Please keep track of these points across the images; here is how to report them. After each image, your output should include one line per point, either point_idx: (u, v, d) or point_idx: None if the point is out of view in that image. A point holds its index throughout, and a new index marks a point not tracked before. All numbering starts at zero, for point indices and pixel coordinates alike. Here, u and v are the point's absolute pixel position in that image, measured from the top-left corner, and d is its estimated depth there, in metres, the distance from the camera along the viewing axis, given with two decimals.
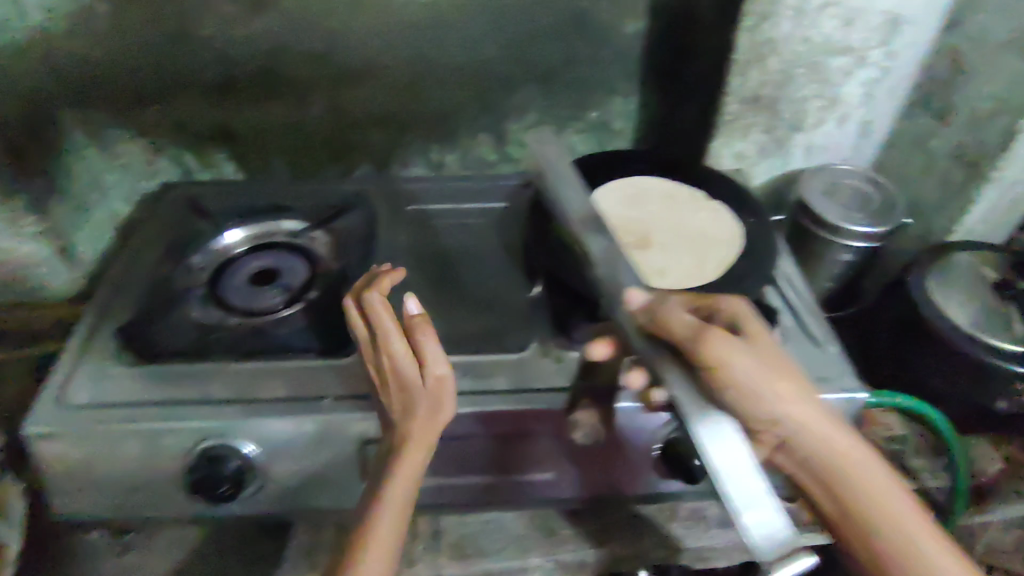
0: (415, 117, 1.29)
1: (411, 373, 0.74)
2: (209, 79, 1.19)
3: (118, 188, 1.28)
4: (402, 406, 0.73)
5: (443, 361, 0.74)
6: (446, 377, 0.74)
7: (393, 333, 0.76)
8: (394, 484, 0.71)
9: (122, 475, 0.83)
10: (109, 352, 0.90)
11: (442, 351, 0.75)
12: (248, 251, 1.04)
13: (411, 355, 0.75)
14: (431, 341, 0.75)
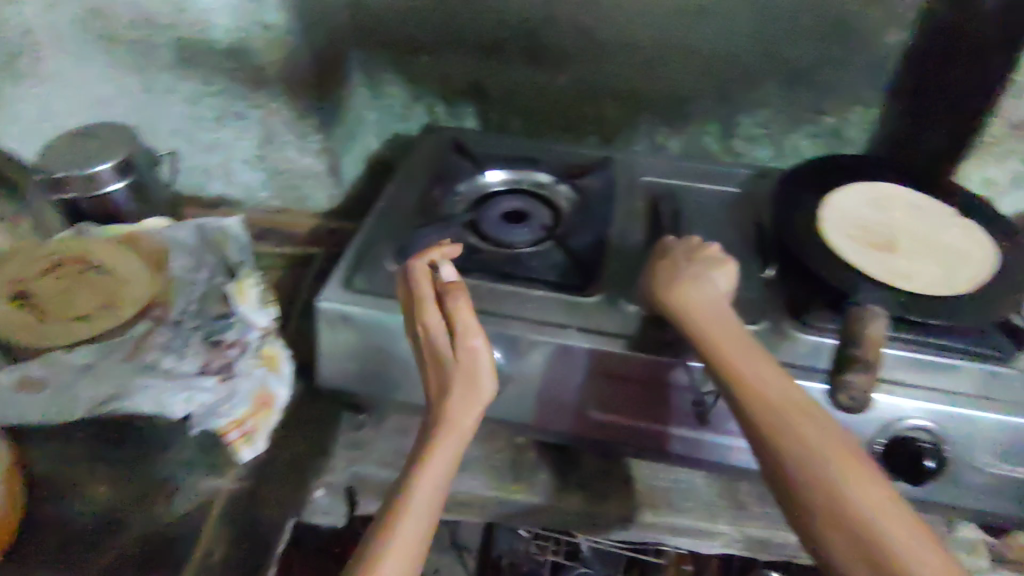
0: (653, 98, 1.35)
1: (449, 349, 0.82)
2: (479, 37, 1.32)
3: (379, 125, 1.47)
4: (444, 381, 0.81)
5: (478, 334, 0.82)
6: (481, 349, 0.81)
7: (430, 307, 0.84)
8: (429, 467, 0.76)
9: (386, 355, 0.96)
10: (386, 254, 1.04)
11: (476, 324, 0.83)
12: (502, 194, 1.16)
13: (446, 326, 0.83)
14: (464, 309, 0.83)
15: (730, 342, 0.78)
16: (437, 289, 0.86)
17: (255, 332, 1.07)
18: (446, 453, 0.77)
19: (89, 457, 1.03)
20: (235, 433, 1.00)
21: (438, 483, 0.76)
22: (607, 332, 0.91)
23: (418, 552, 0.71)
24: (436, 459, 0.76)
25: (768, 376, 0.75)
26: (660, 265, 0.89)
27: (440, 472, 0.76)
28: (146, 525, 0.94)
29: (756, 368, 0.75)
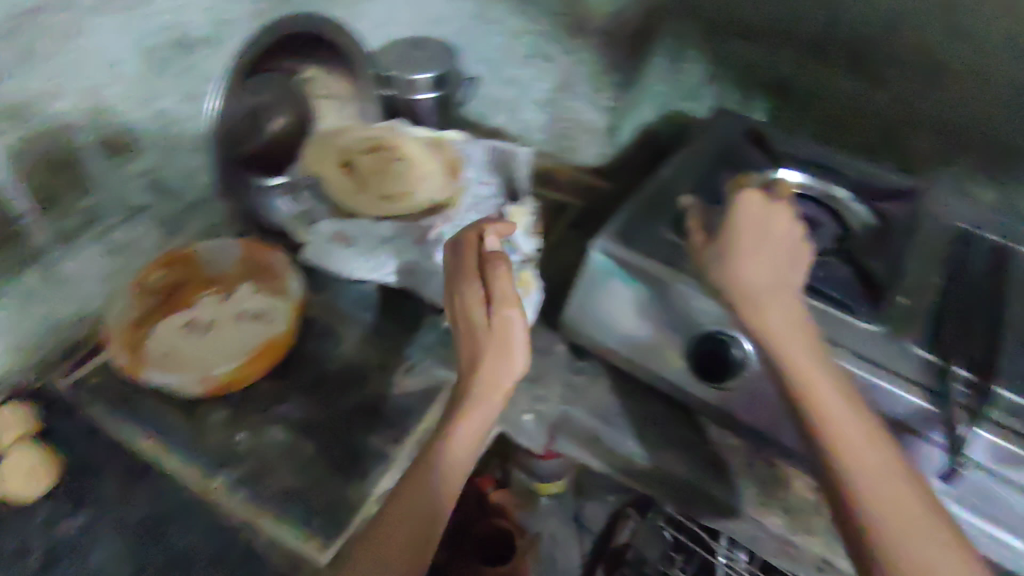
0: (985, 143, 1.20)
1: (481, 318, 0.88)
2: (806, 34, 1.24)
3: (665, 99, 1.43)
4: (470, 357, 0.87)
5: (511, 305, 0.88)
6: (511, 320, 0.87)
7: (470, 280, 0.91)
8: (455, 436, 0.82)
9: (641, 316, 0.98)
10: (660, 219, 1.04)
11: (513, 296, 0.88)
12: (793, 194, 1.12)
13: (483, 304, 0.89)
14: (505, 286, 0.89)
15: (802, 332, 0.77)
16: (474, 267, 0.93)
17: (518, 257, 1.10)
18: (465, 427, 0.83)
19: (350, 318, 1.20)
20: None
21: (462, 458, 0.82)
22: (881, 363, 0.86)
23: (453, 490, 0.81)
24: (465, 429, 0.83)
25: (805, 342, 0.77)
26: (733, 228, 0.83)
27: (466, 440, 0.82)
28: (383, 390, 1.08)
29: (789, 337, 0.77)
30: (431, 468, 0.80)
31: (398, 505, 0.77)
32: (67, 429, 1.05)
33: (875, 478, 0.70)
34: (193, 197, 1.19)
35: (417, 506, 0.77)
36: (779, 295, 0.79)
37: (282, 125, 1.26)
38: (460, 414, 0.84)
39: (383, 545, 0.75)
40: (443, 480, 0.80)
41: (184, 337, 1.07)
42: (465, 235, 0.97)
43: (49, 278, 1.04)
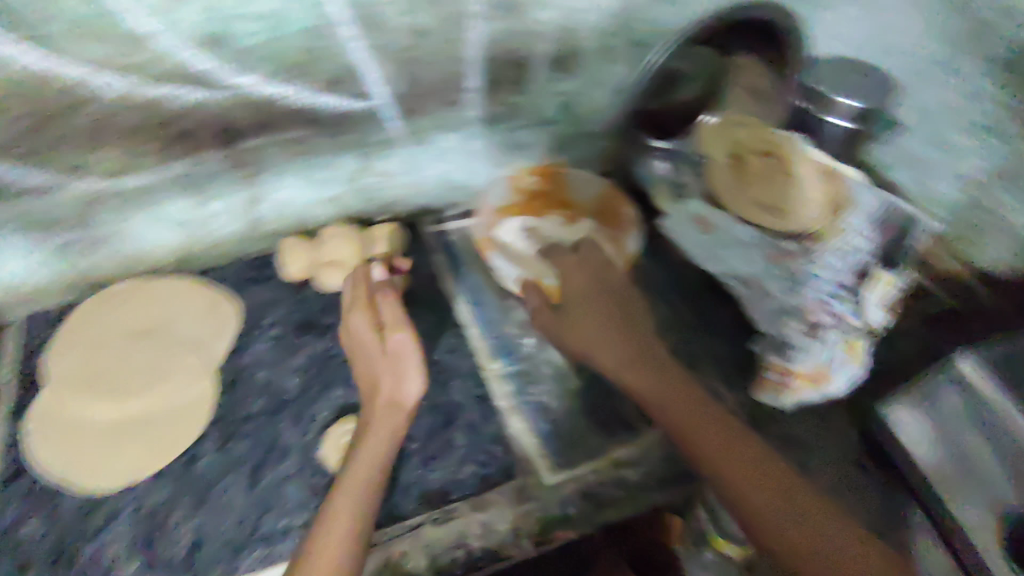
0: None
1: (375, 351, 0.98)
2: None
3: None
4: (355, 357, 1.00)
5: (401, 330, 0.98)
6: (404, 343, 0.97)
7: (359, 310, 1.01)
8: (376, 441, 0.88)
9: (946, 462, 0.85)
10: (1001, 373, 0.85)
11: (604, 336, 1.08)
12: None
13: (372, 326, 1.00)
14: (389, 307, 1.02)
15: (731, 434, 0.87)
16: (369, 292, 1.04)
17: (854, 321, 1.02)
18: (372, 410, 0.93)
19: (658, 293, 1.25)
20: (780, 374, 1.04)
21: (380, 436, 0.88)
22: None
23: (373, 482, 0.83)
24: (379, 418, 0.91)
25: (731, 439, 0.86)
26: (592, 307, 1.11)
27: (391, 432, 0.89)
28: (659, 372, 1.12)
29: (682, 413, 0.88)
30: (369, 454, 0.86)
31: (367, 448, 0.87)
32: (414, 265, 1.23)
33: (754, 474, 0.82)
34: (586, 125, 1.28)
35: (376, 460, 0.86)
36: (701, 414, 0.93)
37: (688, 96, 1.28)
38: (404, 373, 0.95)
39: (351, 474, 0.84)
40: (384, 440, 0.88)
41: (526, 241, 1.25)
42: (352, 304, 1.03)
43: (458, 146, 1.20)
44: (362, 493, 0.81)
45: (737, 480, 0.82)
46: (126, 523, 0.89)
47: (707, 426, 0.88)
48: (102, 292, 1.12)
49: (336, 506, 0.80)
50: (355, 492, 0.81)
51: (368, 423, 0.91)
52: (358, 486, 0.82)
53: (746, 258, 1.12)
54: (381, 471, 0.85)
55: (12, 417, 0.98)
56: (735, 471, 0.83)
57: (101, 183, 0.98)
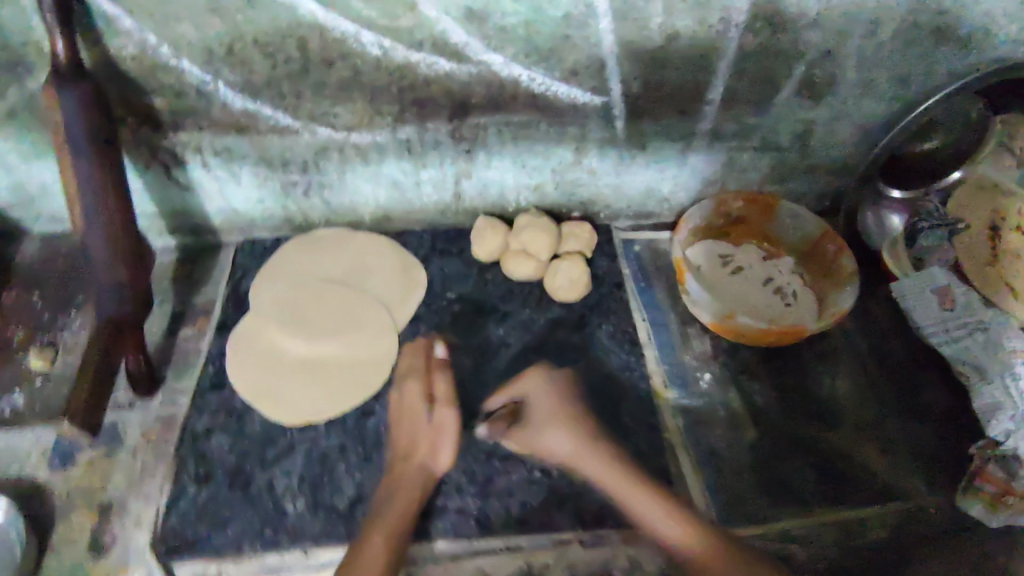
0: None
1: (423, 415, 0.93)
2: None
3: None
4: (399, 421, 0.94)
5: (450, 406, 0.93)
6: (448, 419, 0.91)
7: (417, 378, 0.97)
8: (389, 505, 0.85)
9: None
10: None
11: (743, 298, 1.14)
12: None
13: (426, 397, 0.95)
14: (444, 386, 0.95)
15: (622, 468, 0.89)
16: (426, 363, 0.99)
17: None
18: (406, 470, 0.88)
19: (857, 359, 1.12)
20: (998, 491, 0.91)
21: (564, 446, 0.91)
22: None
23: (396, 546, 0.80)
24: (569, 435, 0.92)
25: (631, 490, 0.87)
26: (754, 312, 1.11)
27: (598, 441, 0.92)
28: (847, 449, 1.01)
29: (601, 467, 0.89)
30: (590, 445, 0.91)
31: (385, 521, 0.82)
32: (599, 271, 1.18)
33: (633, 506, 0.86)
34: (816, 159, 1.16)
35: (389, 528, 0.81)
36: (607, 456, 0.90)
37: (922, 149, 1.10)
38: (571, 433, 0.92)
39: (384, 520, 0.83)
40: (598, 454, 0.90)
41: (719, 268, 1.18)
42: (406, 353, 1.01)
43: (674, 157, 1.13)
44: (386, 558, 0.78)
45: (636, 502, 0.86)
46: (300, 462, 0.93)
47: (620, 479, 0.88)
48: (308, 234, 1.18)
49: (367, 543, 0.80)
50: (377, 556, 0.78)
51: (398, 482, 0.87)
52: (383, 538, 0.80)
53: (985, 346, 0.97)
54: (408, 529, 0.83)
55: (219, 333, 1.06)
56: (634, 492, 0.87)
57: (339, 134, 1.02)
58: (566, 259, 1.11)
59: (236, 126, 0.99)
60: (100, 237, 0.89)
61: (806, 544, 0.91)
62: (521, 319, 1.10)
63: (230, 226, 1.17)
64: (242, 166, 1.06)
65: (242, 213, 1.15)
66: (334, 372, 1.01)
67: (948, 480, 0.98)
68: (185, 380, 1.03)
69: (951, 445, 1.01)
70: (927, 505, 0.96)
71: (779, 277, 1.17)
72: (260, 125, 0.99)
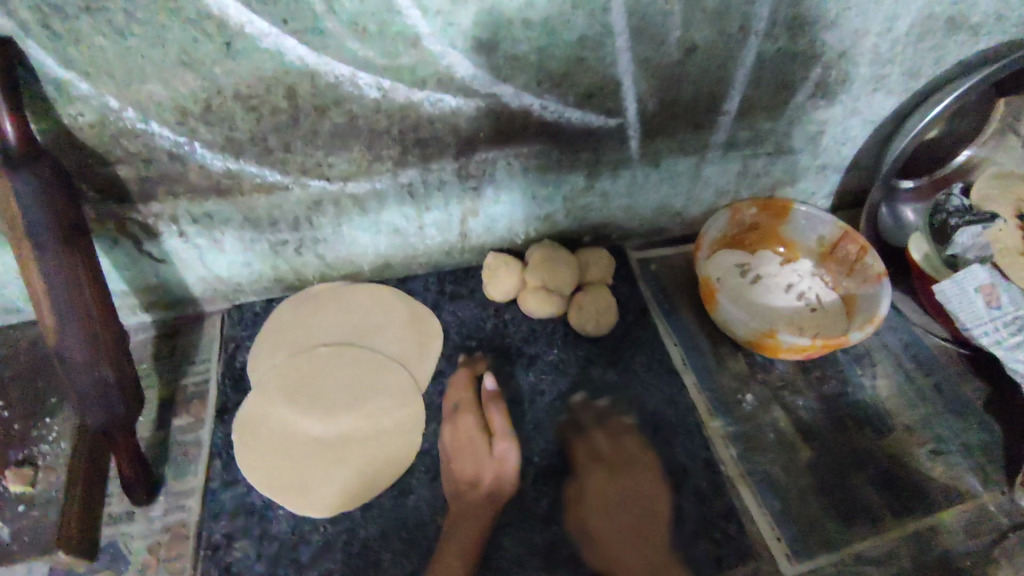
0: None
1: (483, 448, 0.90)
2: None
3: None
4: (458, 453, 0.90)
5: (507, 439, 0.90)
6: (510, 454, 0.89)
7: (469, 411, 0.93)
8: (448, 553, 0.82)
9: None
10: None
11: (765, 311, 1.09)
12: None
13: (482, 430, 0.92)
14: (500, 420, 0.91)
15: (616, 474, 0.90)
16: (477, 398, 0.95)
17: None
18: (466, 500, 0.86)
19: (893, 357, 1.09)
20: None
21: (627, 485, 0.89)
22: None
23: None
24: (635, 481, 0.90)
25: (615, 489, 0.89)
26: (781, 328, 1.06)
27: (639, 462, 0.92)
28: (901, 455, 0.98)
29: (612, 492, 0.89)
30: (603, 453, 0.92)
31: (460, 543, 0.83)
32: (621, 296, 1.12)
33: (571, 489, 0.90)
34: (827, 158, 1.13)
35: (463, 549, 0.82)
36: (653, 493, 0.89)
37: (934, 136, 1.07)
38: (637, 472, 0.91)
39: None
40: (602, 459, 0.92)
41: (740, 279, 1.12)
42: (457, 382, 0.97)
43: (688, 171, 1.07)
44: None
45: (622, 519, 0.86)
46: (339, 559, 0.83)
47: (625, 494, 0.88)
48: (301, 292, 1.08)
49: None
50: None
51: (462, 516, 0.85)
52: (459, 561, 0.81)
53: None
54: (471, 561, 0.82)
55: (220, 419, 0.95)
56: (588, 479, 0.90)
57: (334, 185, 0.92)
58: (590, 291, 1.04)
59: (218, 188, 0.89)
60: (77, 335, 0.76)
61: (882, 565, 0.88)
62: (550, 361, 1.02)
63: (213, 294, 1.06)
64: (225, 231, 0.95)
65: (226, 279, 1.03)
66: (358, 448, 0.91)
67: (1004, 473, 0.96)
68: (188, 478, 0.91)
69: (1001, 436, 1.00)
70: (990, 503, 0.94)
71: (801, 282, 1.13)
72: (245, 185, 0.89)
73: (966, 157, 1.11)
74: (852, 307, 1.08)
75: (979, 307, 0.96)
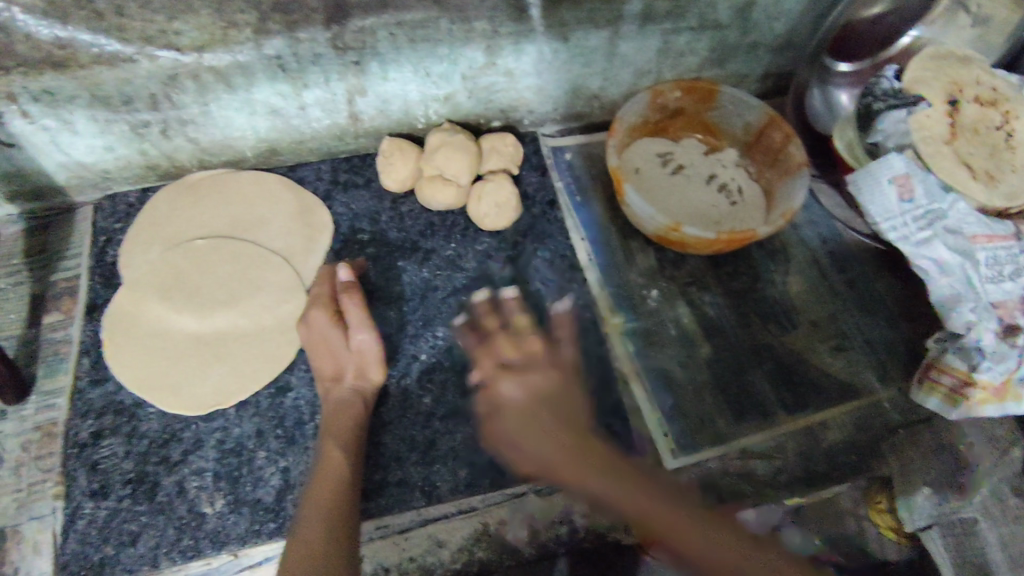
0: None
1: (339, 341, 0.85)
2: None
3: None
4: (315, 352, 0.85)
5: (365, 330, 0.84)
6: (368, 346, 0.84)
7: (322, 306, 0.86)
8: (326, 447, 0.78)
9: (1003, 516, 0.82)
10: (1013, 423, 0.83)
11: (680, 200, 1.02)
12: None
13: (337, 324, 0.85)
14: (355, 310, 0.85)
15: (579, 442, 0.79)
16: (333, 291, 0.88)
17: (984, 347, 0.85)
18: (337, 393, 0.83)
19: (809, 253, 1.04)
20: (958, 383, 0.86)
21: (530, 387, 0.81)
22: None
23: (350, 495, 0.75)
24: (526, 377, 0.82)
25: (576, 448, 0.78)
26: (694, 219, 1.00)
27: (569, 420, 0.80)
28: (802, 351, 0.96)
29: (543, 445, 0.77)
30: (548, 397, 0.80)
31: (337, 434, 0.79)
32: (529, 188, 1.05)
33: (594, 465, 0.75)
34: (759, 34, 1.03)
35: (345, 439, 0.79)
36: (574, 401, 0.82)
37: (876, 13, 0.99)
38: (528, 382, 0.82)
39: (323, 470, 0.76)
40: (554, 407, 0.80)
41: (658, 169, 1.04)
42: (319, 274, 0.90)
43: (602, 48, 0.97)
44: (347, 472, 0.76)
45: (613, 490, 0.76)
46: (211, 456, 0.81)
47: (584, 456, 0.77)
48: (179, 181, 0.99)
49: (311, 496, 0.74)
50: (337, 473, 0.76)
51: (335, 409, 0.81)
52: (341, 450, 0.78)
53: (951, 234, 0.89)
54: (355, 451, 0.79)
55: (90, 316, 0.90)
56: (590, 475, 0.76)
57: (188, 57, 0.81)
58: (490, 179, 0.97)
59: (51, 61, 0.78)
60: None
61: (765, 460, 0.89)
62: (447, 256, 0.97)
63: (81, 183, 0.97)
64: (72, 110, 0.85)
65: (90, 164, 0.94)
66: (235, 347, 0.87)
67: (904, 370, 0.95)
68: (59, 377, 0.88)
69: (905, 332, 0.98)
70: (885, 400, 0.93)
71: (722, 171, 1.06)
72: (82, 56, 0.79)
73: (914, 37, 1.00)
74: (773, 200, 1.02)
75: (890, 199, 0.91)
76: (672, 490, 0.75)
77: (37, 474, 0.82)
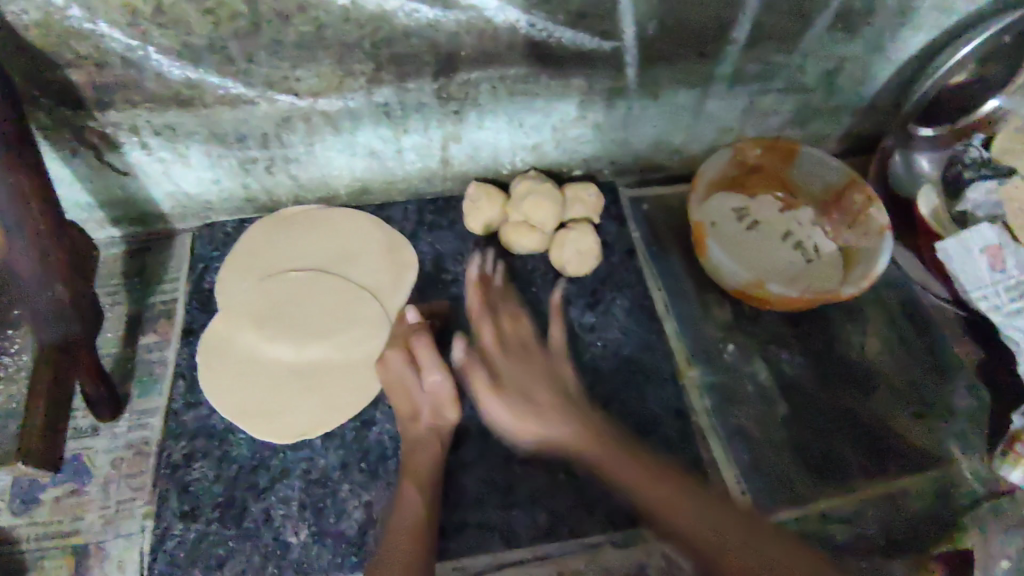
0: None
1: (416, 381, 0.86)
2: None
3: None
4: (389, 391, 0.86)
5: (437, 370, 0.85)
6: (442, 385, 0.85)
7: (398, 346, 0.88)
8: (404, 485, 0.79)
9: None
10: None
11: (758, 258, 1.03)
12: None
13: (412, 364, 0.86)
14: (427, 349, 0.86)
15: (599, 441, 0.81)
16: (405, 331, 0.90)
17: None
18: (414, 431, 0.84)
19: (886, 316, 1.04)
20: None
21: (560, 381, 0.87)
22: None
23: (426, 539, 0.75)
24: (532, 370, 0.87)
25: (664, 483, 0.78)
26: (773, 277, 1.00)
27: (601, 437, 0.82)
28: (881, 415, 0.95)
29: (629, 468, 0.80)
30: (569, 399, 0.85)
31: (412, 475, 0.80)
32: (608, 237, 1.07)
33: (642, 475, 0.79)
34: (842, 99, 1.05)
35: (423, 480, 0.80)
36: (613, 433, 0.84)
37: (961, 80, 0.99)
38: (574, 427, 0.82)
39: (401, 513, 0.77)
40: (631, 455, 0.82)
41: (735, 225, 1.05)
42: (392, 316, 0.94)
43: (689, 106, 0.99)
44: (422, 515, 0.77)
45: (758, 538, 0.73)
46: (297, 485, 0.84)
47: (643, 455, 0.82)
48: (275, 215, 1.04)
49: (390, 540, 0.74)
50: (413, 517, 0.76)
51: (412, 449, 0.82)
52: (418, 493, 0.78)
53: None
54: (430, 491, 0.79)
55: (185, 341, 0.94)
56: (625, 458, 0.81)
57: (303, 101, 0.86)
58: (574, 227, 1.00)
59: (178, 100, 0.83)
60: (25, 251, 0.72)
61: (845, 525, 0.86)
62: (528, 300, 0.99)
63: (183, 212, 1.02)
64: (189, 145, 0.90)
65: (195, 195, 0.99)
66: (322, 378, 0.89)
67: (989, 441, 0.94)
68: (153, 398, 0.91)
69: (988, 403, 0.96)
70: (968, 471, 0.92)
71: (799, 231, 1.07)
72: (207, 97, 0.83)
73: (996, 105, 0.98)
74: (850, 260, 1.02)
75: (981, 268, 0.92)
76: (679, 480, 0.79)
77: (128, 491, 0.85)
